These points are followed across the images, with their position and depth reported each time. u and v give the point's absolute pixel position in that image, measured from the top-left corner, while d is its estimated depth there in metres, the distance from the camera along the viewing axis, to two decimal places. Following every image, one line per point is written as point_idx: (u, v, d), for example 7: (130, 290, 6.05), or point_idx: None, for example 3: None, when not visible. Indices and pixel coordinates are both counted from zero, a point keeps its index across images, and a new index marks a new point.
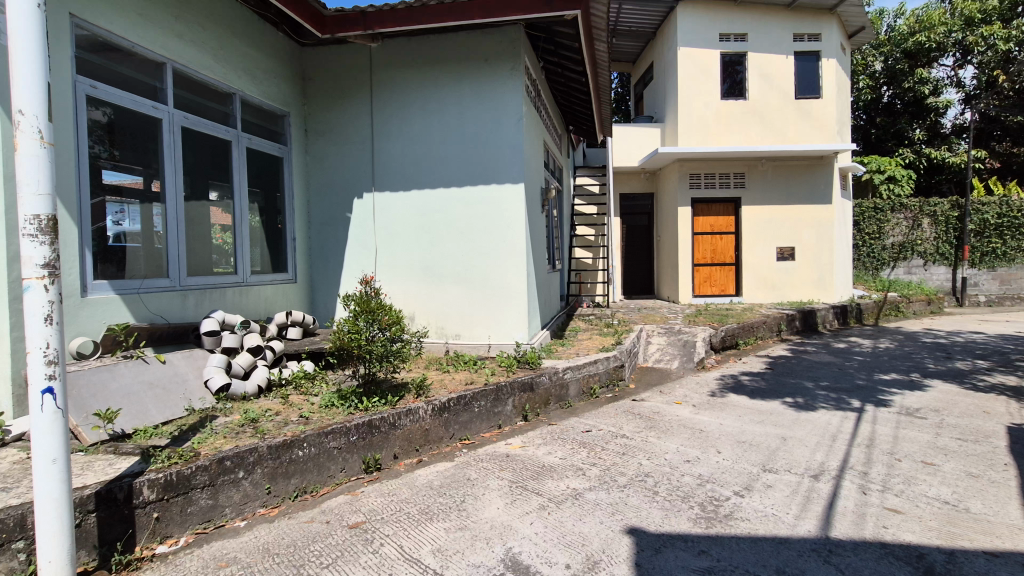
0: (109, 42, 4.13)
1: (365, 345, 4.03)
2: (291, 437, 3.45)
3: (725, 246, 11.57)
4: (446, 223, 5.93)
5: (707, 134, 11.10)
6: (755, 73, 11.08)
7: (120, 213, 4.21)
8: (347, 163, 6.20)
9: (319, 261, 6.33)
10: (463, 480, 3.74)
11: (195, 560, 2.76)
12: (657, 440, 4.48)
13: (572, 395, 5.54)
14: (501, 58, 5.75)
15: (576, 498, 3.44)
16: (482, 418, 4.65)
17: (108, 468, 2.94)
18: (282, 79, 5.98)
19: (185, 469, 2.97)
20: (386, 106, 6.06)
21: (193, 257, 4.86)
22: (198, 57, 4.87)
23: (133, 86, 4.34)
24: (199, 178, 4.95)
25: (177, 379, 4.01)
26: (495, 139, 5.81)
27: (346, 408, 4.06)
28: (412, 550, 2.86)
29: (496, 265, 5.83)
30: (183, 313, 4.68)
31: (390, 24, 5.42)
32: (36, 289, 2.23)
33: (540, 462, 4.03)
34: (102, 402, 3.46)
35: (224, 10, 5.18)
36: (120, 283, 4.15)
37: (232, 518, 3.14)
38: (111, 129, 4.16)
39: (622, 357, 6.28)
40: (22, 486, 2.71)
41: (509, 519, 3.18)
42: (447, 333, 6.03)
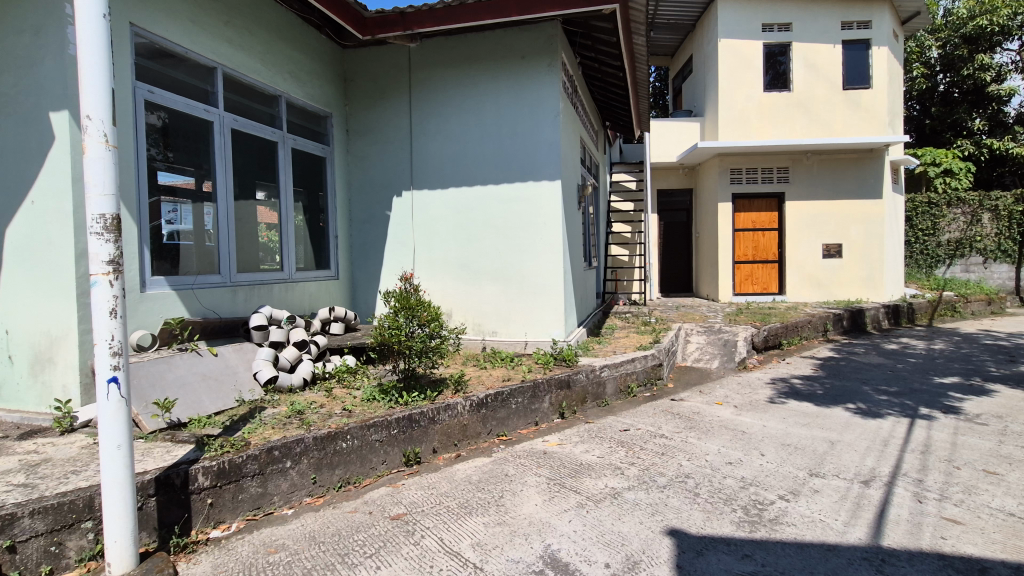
0: (165, 49, 4.32)
1: (405, 341, 4.09)
2: (335, 430, 3.54)
3: (768, 243, 11.22)
4: (483, 220, 5.97)
5: (748, 128, 10.79)
6: (800, 64, 10.69)
7: (174, 212, 4.39)
8: (387, 161, 6.31)
9: (360, 258, 6.48)
10: (501, 475, 3.76)
11: (246, 546, 2.87)
12: (697, 441, 4.39)
13: (610, 394, 5.49)
14: (538, 55, 5.73)
15: (615, 497, 3.41)
16: (520, 415, 4.65)
17: (166, 455, 3.09)
18: (325, 81, 6.13)
19: (236, 458, 3.09)
20: (424, 105, 6.14)
21: (242, 254, 5.05)
22: (246, 61, 5.04)
23: (186, 90, 4.53)
24: (247, 178, 5.14)
25: (227, 371, 4.17)
26: (532, 136, 5.80)
27: (387, 402, 4.13)
28: (453, 543, 2.90)
29: (532, 262, 5.83)
30: (233, 308, 4.87)
31: (429, 24, 5.48)
32: (102, 284, 2.36)
33: (577, 460, 4.01)
34: (160, 391, 3.64)
35: (271, 15, 5.35)
36: (175, 279, 4.34)
37: (280, 506, 3.25)
38: (167, 132, 4.35)
39: (660, 356, 6.17)
40: (90, 469, 2.89)
41: (547, 516, 3.18)
42: (484, 330, 6.07)
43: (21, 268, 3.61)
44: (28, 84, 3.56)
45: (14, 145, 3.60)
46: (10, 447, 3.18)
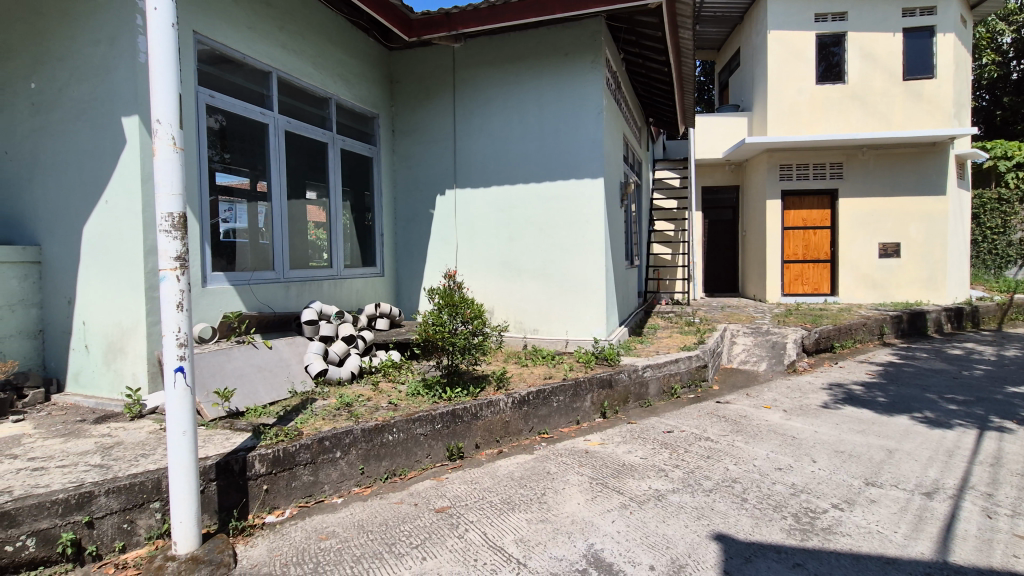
0: (225, 55, 4.53)
1: (449, 337, 4.15)
2: (382, 422, 3.64)
3: (819, 242, 10.76)
4: (525, 218, 5.98)
5: (800, 122, 10.38)
6: (856, 54, 10.19)
7: (230, 211, 4.58)
8: (431, 161, 6.42)
9: (405, 255, 6.62)
10: (542, 473, 3.77)
11: (299, 531, 2.98)
12: (745, 445, 4.26)
13: (652, 394, 5.40)
14: (582, 51, 5.69)
15: (659, 499, 3.35)
16: (561, 414, 4.65)
17: (226, 442, 3.25)
18: (372, 83, 6.28)
19: (290, 446, 3.22)
20: (468, 104, 6.21)
21: (294, 251, 5.24)
22: (299, 65, 5.23)
23: (243, 94, 4.73)
24: (298, 178, 5.32)
25: (281, 363, 4.35)
26: (574, 134, 5.77)
27: (431, 397, 4.21)
28: (496, 538, 2.93)
29: (574, 260, 5.80)
30: (286, 303, 5.07)
31: (473, 24, 5.52)
32: (170, 279, 2.50)
33: (620, 460, 3.97)
34: (220, 381, 3.83)
35: (322, 19, 5.52)
36: (233, 274, 4.55)
37: (330, 494, 3.37)
38: (226, 134, 4.55)
39: (705, 357, 6.03)
40: (157, 453, 3.07)
41: (590, 515, 3.16)
42: (526, 328, 6.09)
43: (96, 264, 3.87)
44: (103, 92, 3.81)
45: (90, 149, 3.86)
46: (87, 430, 3.42)
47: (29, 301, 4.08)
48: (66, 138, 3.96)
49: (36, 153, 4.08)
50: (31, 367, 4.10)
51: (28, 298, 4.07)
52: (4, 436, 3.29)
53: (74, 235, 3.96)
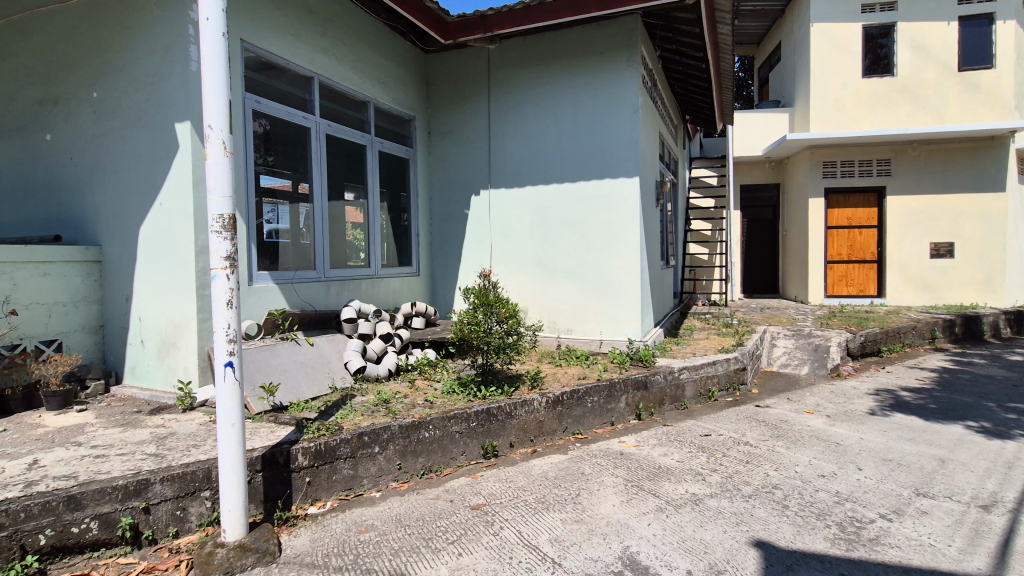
0: (270, 62, 4.69)
1: (484, 336, 4.19)
2: (419, 419, 3.71)
3: (865, 242, 10.34)
4: (560, 219, 5.97)
5: (844, 117, 10.00)
6: (906, 45, 9.75)
7: (274, 212, 4.73)
8: (466, 162, 6.49)
9: (440, 255, 6.71)
10: (577, 473, 3.76)
11: (340, 523, 3.07)
12: (786, 451, 4.14)
13: (689, 397, 5.31)
14: (617, 50, 5.64)
15: (696, 504, 3.30)
16: (595, 414, 4.62)
17: (271, 435, 3.38)
18: (409, 86, 6.40)
19: (331, 441, 3.32)
20: (502, 105, 6.24)
21: (334, 251, 5.39)
22: (339, 70, 5.38)
23: (287, 99, 4.89)
24: (338, 179, 5.47)
25: (322, 360, 4.48)
26: (608, 134, 5.72)
27: (466, 395, 4.26)
28: (531, 536, 2.94)
29: (609, 261, 5.75)
30: (327, 301, 5.21)
31: (508, 25, 5.54)
32: (220, 278, 2.60)
33: (656, 463, 3.92)
34: (265, 376, 3.97)
35: (361, 25, 5.65)
36: (277, 273, 4.71)
37: (369, 488, 3.46)
38: (270, 138, 4.72)
39: (744, 360, 5.89)
40: (208, 444, 3.21)
41: (626, 517, 3.14)
42: (560, 328, 6.08)
43: (151, 263, 4.07)
44: (157, 99, 4.01)
45: (146, 154, 4.07)
46: (143, 420, 3.60)
47: (91, 299, 4.35)
48: (123, 145, 4.19)
49: (96, 159, 4.34)
50: (93, 361, 4.36)
51: (90, 296, 4.33)
52: (70, 425, 3.52)
53: (131, 236, 4.18)
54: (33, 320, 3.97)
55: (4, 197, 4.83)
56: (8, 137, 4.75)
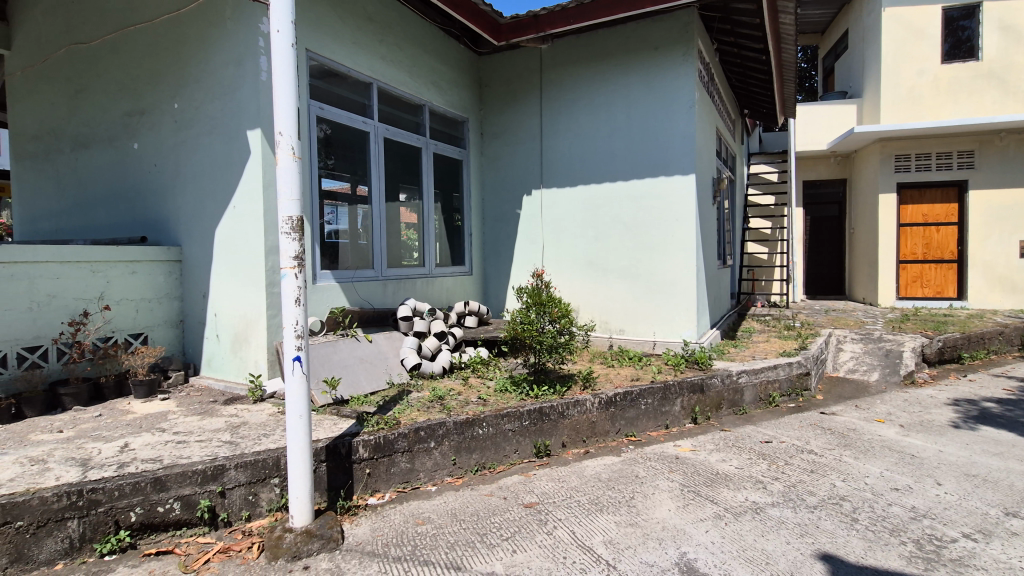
0: (332, 69, 4.88)
1: (537, 336, 4.20)
2: (473, 416, 3.77)
3: (943, 240, 9.62)
4: (612, 218, 5.91)
5: (921, 106, 9.32)
6: (992, 26, 8.98)
7: (334, 213, 4.91)
8: (518, 162, 6.53)
9: (492, 255, 6.78)
10: (631, 476, 3.70)
11: (398, 515, 3.16)
12: (855, 461, 3.92)
13: (748, 402, 5.13)
14: (673, 44, 5.51)
15: (757, 512, 3.18)
16: (649, 416, 4.54)
17: (334, 426, 3.53)
18: (462, 88, 6.51)
19: (389, 434, 3.43)
20: (554, 104, 6.23)
21: (390, 250, 5.56)
22: (396, 75, 5.53)
23: (348, 105, 5.08)
24: (394, 181, 5.62)
25: (380, 356, 4.64)
26: (664, 130, 5.60)
27: (518, 394, 4.30)
28: (585, 537, 2.93)
29: (664, 260, 5.63)
30: (384, 299, 5.38)
31: (561, 24, 5.51)
32: (289, 276, 2.71)
33: (713, 469, 3.80)
34: (328, 370, 4.15)
35: (417, 30, 5.80)
36: (338, 272, 4.90)
37: (425, 482, 3.55)
38: (332, 142, 4.91)
39: (808, 364, 5.61)
40: (276, 434, 3.39)
41: (683, 523, 3.06)
42: (612, 328, 6.02)
43: (225, 263, 4.34)
44: (231, 108, 4.27)
45: (221, 159, 4.34)
46: (218, 409, 3.85)
47: (173, 295, 4.69)
48: (201, 152, 4.48)
49: (177, 165, 4.66)
50: (174, 353, 4.69)
51: (171, 293, 4.68)
52: (154, 412, 3.80)
53: (207, 236, 4.47)
54: (123, 315, 4.33)
55: (98, 202, 5.28)
56: (100, 146, 5.19)
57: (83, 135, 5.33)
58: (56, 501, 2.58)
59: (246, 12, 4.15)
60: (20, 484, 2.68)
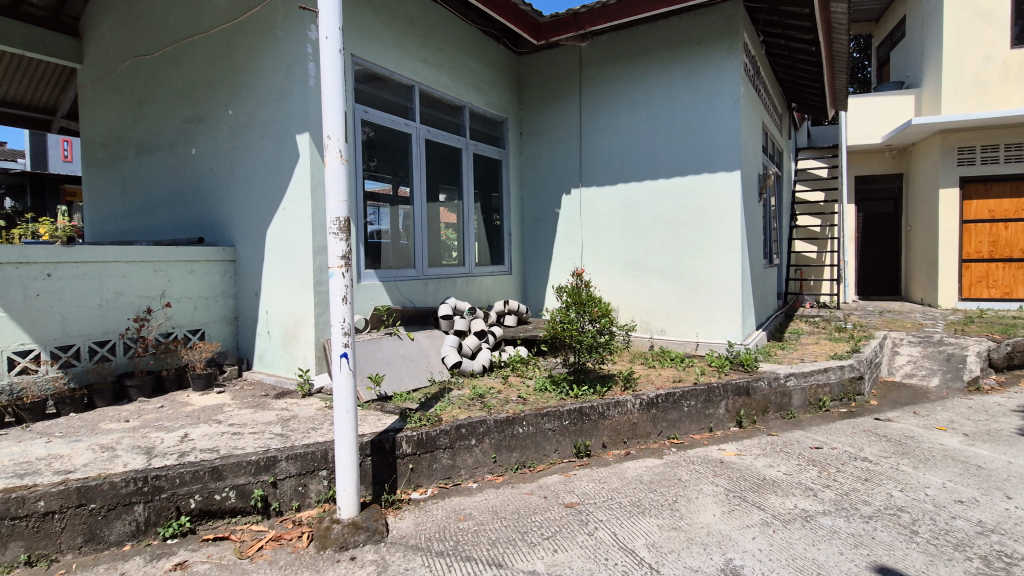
0: (375, 73, 5.00)
1: (576, 336, 4.18)
2: (513, 415, 3.79)
3: (1012, 237, 8.96)
4: (654, 216, 5.81)
5: (988, 95, 8.71)
6: None
7: (376, 214, 5.02)
8: (557, 161, 6.51)
9: (531, 254, 6.80)
10: (674, 479, 3.63)
11: (440, 510, 3.21)
12: (914, 470, 3.73)
13: (796, 406, 4.95)
14: (717, 37, 5.38)
15: (807, 520, 3.07)
16: (692, 419, 4.45)
17: (379, 422, 3.62)
18: (502, 88, 6.54)
19: (432, 431, 3.49)
20: (594, 102, 6.18)
21: (431, 250, 5.65)
22: (437, 77, 5.61)
23: (391, 108, 5.19)
24: (434, 181, 5.70)
25: (422, 354, 4.72)
26: (707, 125, 5.47)
27: (558, 394, 4.28)
28: (627, 540, 2.89)
29: (707, 259, 5.49)
30: (425, 298, 5.47)
31: (601, 21, 5.45)
32: (337, 275, 2.78)
33: (760, 474, 3.69)
34: (372, 367, 4.26)
35: (457, 32, 5.87)
36: (381, 272, 5.01)
37: (466, 479, 3.59)
38: (375, 144, 5.02)
39: (861, 368, 5.37)
40: (324, 428, 3.50)
41: (728, 529, 2.99)
42: (653, 328, 5.93)
43: (276, 262, 4.51)
44: (281, 114, 4.43)
45: (272, 162, 4.51)
46: (270, 403, 4.01)
47: (227, 293, 4.91)
48: (253, 156, 4.68)
49: (231, 169, 4.88)
50: (229, 348, 4.91)
51: (226, 291, 4.91)
52: (211, 404, 3.99)
53: (259, 237, 4.66)
54: (182, 312, 4.56)
55: (158, 205, 5.59)
56: (161, 152, 5.50)
57: (146, 142, 5.65)
58: (124, 486, 2.75)
59: (295, 20, 4.30)
60: (93, 469, 2.87)
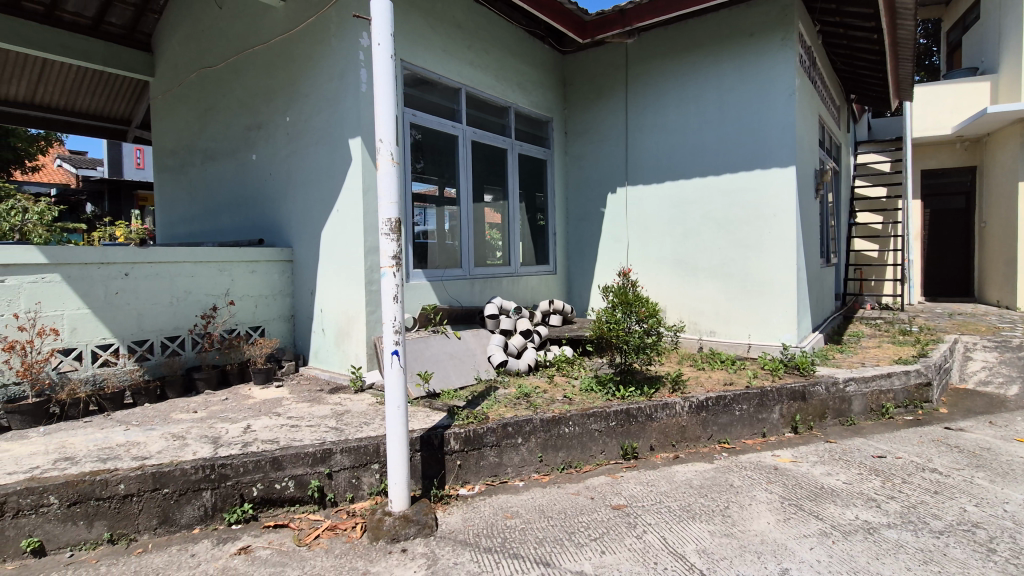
0: (424, 77, 5.10)
1: (623, 336, 4.12)
2: (559, 415, 3.78)
3: None
4: (703, 214, 5.67)
5: None
6: None
7: (423, 215, 5.12)
8: (602, 160, 6.46)
9: (576, 253, 6.77)
10: (725, 485, 3.54)
11: (487, 507, 3.25)
12: (990, 484, 3.48)
13: (857, 412, 4.72)
14: (770, 28, 5.20)
15: (870, 533, 2.92)
16: (744, 424, 4.31)
17: (428, 418, 3.71)
18: (547, 88, 6.54)
19: (479, 429, 3.54)
20: (641, 99, 6.09)
21: (478, 250, 5.72)
22: (483, 79, 5.67)
23: (438, 111, 5.28)
24: (480, 182, 5.77)
25: (469, 353, 4.80)
26: (760, 120, 5.29)
27: (604, 394, 4.26)
28: (677, 545, 2.84)
29: (760, 258, 5.31)
30: (471, 297, 5.54)
31: (648, 17, 5.35)
32: (389, 275, 2.85)
33: (817, 483, 3.54)
34: (420, 365, 4.36)
35: (504, 34, 5.92)
36: (428, 271, 5.11)
37: (513, 476, 3.62)
38: (422, 147, 5.13)
39: (929, 374, 5.05)
40: (376, 423, 3.61)
41: (784, 538, 2.88)
42: (702, 330, 5.79)
43: (330, 262, 4.68)
44: (335, 119, 4.59)
45: (326, 166, 4.69)
46: (325, 397, 4.17)
47: (285, 292, 5.14)
48: (309, 160, 4.87)
49: (289, 173, 5.09)
50: (287, 345, 5.14)
51: (284, 290, 5.14)
52: (271, 398, 4.19)
53: (314, 237, 4.85)
54: (245, 309, 4.82)
55: (222, 208, 5.91)
56: (224, 158, 5.81)
57: (211, 149, 5.99)
58: (194, 472, 2.92)
59: (348, 27, 4.45)
60: (166, 456, 3.07)
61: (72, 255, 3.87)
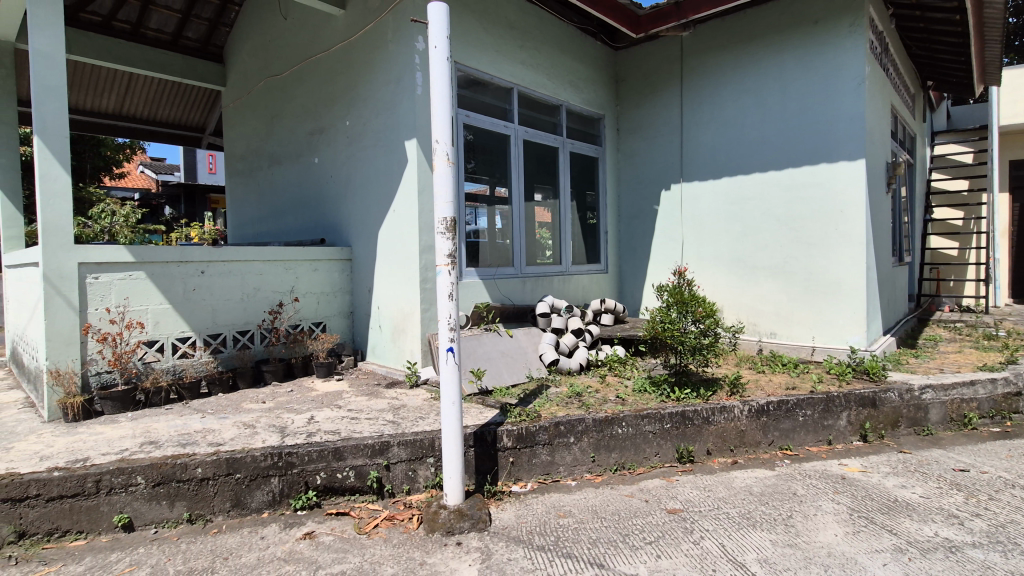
0: (477, 78, 5.16)
1: (678, 336, 4.02)
2: (612, 415, 3.74)
3: None
4: (763, 211, 5.45)
5: None
6: None
7: (475, 214, 5.19)
8: (655, 156, 6.33)
9: (628, 252, 6.66)
10: (788, 493, 3.39)
11: (540, 505, 3.25)
12: None
13: (934, 421, 4.40)
14: (838, 15, 4.94)
15: (952, 551, 2.72)
16: (808, 430, 4.11)
17: (481, 414, 3.76)
18: (599, 86, 6.48)
19: (532, 426, 3.55)
20: (696, 93, 5.92)
21: (529, 248, 5.74)
22: (535, 78, 5.68)
23: (491, 111, 5.34)
24: (532, 181, 5.79)
25: (520, 351, 4.82)
26: (826, 112, 5.03)
27: (658, 395, 4.17)
28: (737, 553, 2.74)
29: (825, 256, 5.05)
30: (523, 295, 5.57)
31: (705, 7, 5.18)
32: (444, 273, 2.89)
33: (890, 495, 3.33)
34: (473, 362, 4.43)
35: (556, 32, 5.90)
36: (480, 270, 5.18)
37: (566, 476, 3.61)
38: (475, 147, 5.21)
39: (1019, 382, 4.64)
40: (431, 418, 3.69)
41: (854, 552, 2.73)
42: (761, 331, 5.58)
43: (386, 261, 4.83)
44: (392, 121, 4.73)
45: (383, 168, 4.84)
46: (382, 392, 4.31)
47: (344, 289, 5.34)
48: (368, 162, 5.03)
49: (348, 176, 5.29)
50: (346, 340, 5.35)
51: (344, 287, 5.34)
52: (332, 390, 4.37)
53: (371, 237, 5.02)
54: (308, 305, 5.04)
55: (287, 209, 6.21)
56: (289, 162, 6.11)
57: (276, 153, 6.30)
58: (263, 459, 3.08)
59: (404, 31, 4.57)
60: (238, 443, 3.26)
61: (154, 254, 4.17)
